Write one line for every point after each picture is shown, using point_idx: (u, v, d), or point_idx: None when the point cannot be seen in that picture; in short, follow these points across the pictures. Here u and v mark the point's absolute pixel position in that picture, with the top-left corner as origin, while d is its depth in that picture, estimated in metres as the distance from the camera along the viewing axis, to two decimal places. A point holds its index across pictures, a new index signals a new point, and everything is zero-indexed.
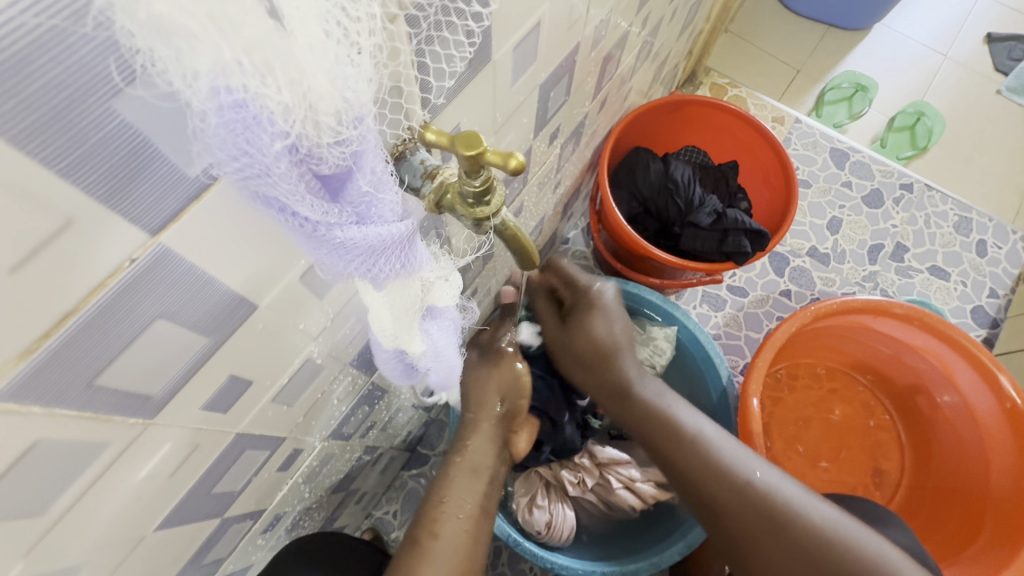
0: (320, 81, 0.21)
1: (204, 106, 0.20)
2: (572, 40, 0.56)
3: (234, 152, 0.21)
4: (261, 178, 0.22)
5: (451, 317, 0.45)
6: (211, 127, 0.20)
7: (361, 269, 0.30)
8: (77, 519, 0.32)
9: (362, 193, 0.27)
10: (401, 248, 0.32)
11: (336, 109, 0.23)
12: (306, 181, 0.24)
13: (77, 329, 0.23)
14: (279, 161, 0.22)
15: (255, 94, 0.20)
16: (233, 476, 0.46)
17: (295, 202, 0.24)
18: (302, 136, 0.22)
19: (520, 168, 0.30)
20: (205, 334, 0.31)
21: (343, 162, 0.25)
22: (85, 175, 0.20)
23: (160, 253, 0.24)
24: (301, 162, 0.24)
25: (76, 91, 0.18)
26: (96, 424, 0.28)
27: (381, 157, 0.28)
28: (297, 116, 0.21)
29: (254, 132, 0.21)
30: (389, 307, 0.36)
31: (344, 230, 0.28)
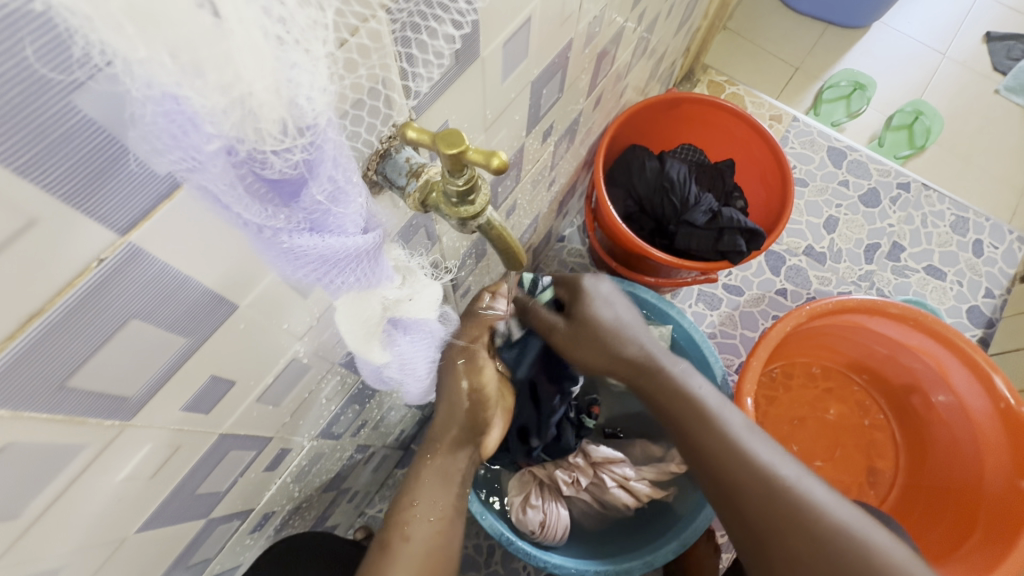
0: (260, 87, 0.20)
1: (143, 96, 0.19)
2: (564, 36, 0.56)
3: (171, 146, 0.21)
4: (195, 172, 0.22)
5: (427, 329, 0.46)
6: (150, 116, 0.20)
7: (312, 276, 0.30)
8: (52, 523, 0.31)
9: (317, 203, 0.27)
10: (358, 259, 0.32)
11: (279, 118, 0.22)
12: (248, 183, 0.24)
13: (45, 330, 0.23)
14: (214, 160, 0.22)
15: (186, 93, 0.19)
16: (217, 477, 0.45)
17: (237, 204, 0.24)
18: (241, 140, 0.22)
19: (503, 167, 0.29)
20: (184, 335, 0.30)
21: (293, 169, 0.24)
22: (48, 171, 0.19)
23: (131, 252, 0.24)
24: (243, 164, 0.23)
25: (32, 85, 0.17)
26: (70, 427, 0.27)
27: (342, 165, 0.27)
28: (229, 119, 0.21)
29: (189, 129, 0.21)
30: (347, 318, 0.37)
31: (294, 236, 0.27)
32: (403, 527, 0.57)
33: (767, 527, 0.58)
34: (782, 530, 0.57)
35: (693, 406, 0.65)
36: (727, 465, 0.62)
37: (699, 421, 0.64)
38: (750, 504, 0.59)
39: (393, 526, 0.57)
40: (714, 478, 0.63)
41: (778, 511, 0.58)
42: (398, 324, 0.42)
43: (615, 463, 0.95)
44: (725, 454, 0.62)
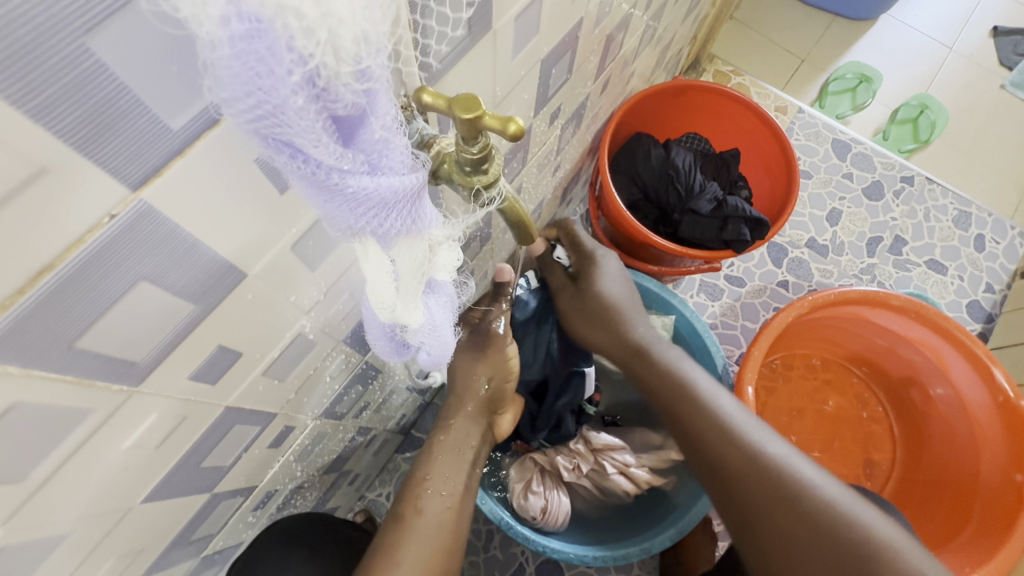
0: (341, 5, 0.21)
1: (214, 35, 0.19)
2: (575, 15, 0.55)
3: (247, 88, 0.20)
4: (277, 114, 0.21)
5: (447, 291, 0.45)
6: (223, 59, 0.19)
7: (372, 223, 0.29)
8: (62, 485, 0.31)
9: (375, 139, 0.26)
10: (408, 203, 0.31)
11: (356, 37, 0.22)
12: (324, 121, 0.23)
13: (55, 285, 0.22)
14: (296, 94, 0.21)
15: (274, 12, 0.19)
16: (222, 450, 0.45)
17: (312, 145, 0.23)
18: (321, 67, 0.21)
19: (520, 133, 0.29)
20: (192, 302, 0.30)
21: (359, 101, 0.24)
22: (58, 117, 0.19)
23: (141, 210, 0.23)
24: (317, 100, 0.22)
25: (45, 24, 0.17)
26: (78, 389, 0.27)
27: (391, 102, 0.26)
28: (317, 39, 0.20)
29: (270, 62, 0.20)
30: (396, 268, 0.35)
31: (359, 179, 0.26)
32: (416, 500, 0.57)
33: (765, 506, 0.60)
34: (775, 509, 0.59)
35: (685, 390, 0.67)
36: (722, 457, 0.63)
37: (696, 410, 0.66)
38: (751, 487, 0.61)
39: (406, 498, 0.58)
40: (707, 468, 0.65)
41: (772, 493, 0.60)
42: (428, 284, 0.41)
43: (615, 450, 0.95)
44: (717, 441, 0.64)
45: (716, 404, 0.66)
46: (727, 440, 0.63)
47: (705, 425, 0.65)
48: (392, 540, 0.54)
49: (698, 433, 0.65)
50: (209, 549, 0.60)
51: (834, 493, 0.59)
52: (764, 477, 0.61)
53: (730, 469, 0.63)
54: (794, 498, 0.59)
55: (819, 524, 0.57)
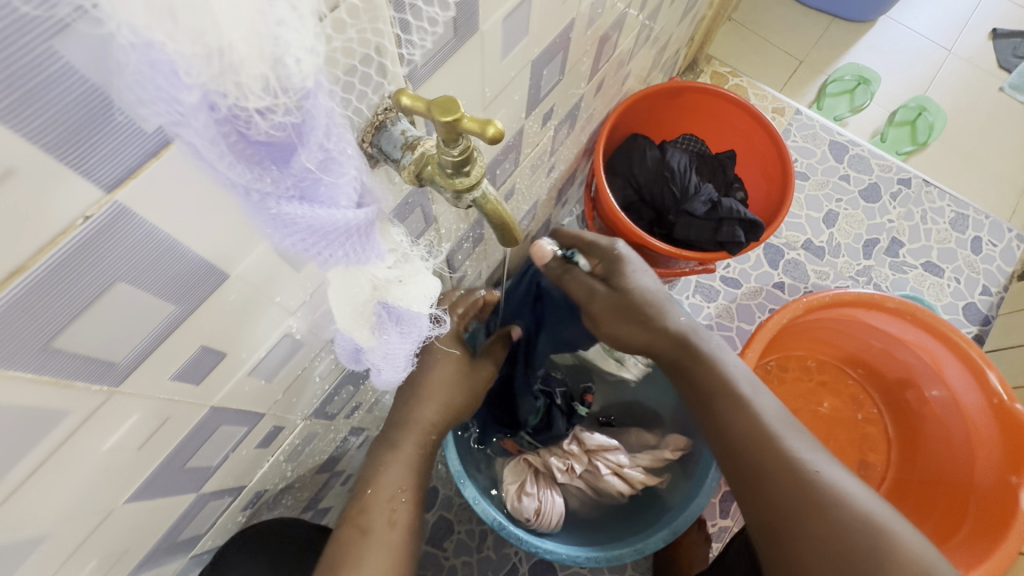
0: (239, 40, 0.19)
1: (128, 42, 0.18)
2: (566, 16, 0.55)
3: (153, 96, 0.20)
4: (180, 127, 0.21)
5: (417, 324, 0.44)
6: (133, 63, 0.19)
7: (302, 248, 0.29)
8: (39, 487, 0.31)
9: (305, 169, 0.26)
10: (349, 235, 0.31)
11: (263, 75, 0.21)
12: (233, 141, 0.23)
13: (28, 287, 0.22)
14: (196, 114, 0.21)
15: (166, 41, 0.18)
16: (208, 450, 0.45)
17: (223, 164, 0.23)
18: (222, 95, 0.20)
19: (498, 136, 0.29)
20: (172, 302, 0.30)
21: (280, 131, 0.23)
22: (29, 119, 0.19)
23: (117, 211, 0.23)
24: (226, 123, 0.22)
25: (10, 28, 0.17)
26: (56, 390, 0.27)
27: (334, 135, 0.26)
28: (209, 71, 0.19)
29: (171, 82, 0.20)
30: (336, 291, 0.37)
31: (281, 203, 0.26)
32: (388, 513, 0.55)
33: (795, 511, 0.56)
34: (806, 518, 0.55)
35: (726, 383, 0.64)
36: (754, 458, 0.60)
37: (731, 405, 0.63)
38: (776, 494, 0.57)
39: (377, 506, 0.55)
40: (738, 465, 0.61)
41: (803, 499, 0.56)
42: (384, 310, 0.41)
43: (609, 450, 0.95)
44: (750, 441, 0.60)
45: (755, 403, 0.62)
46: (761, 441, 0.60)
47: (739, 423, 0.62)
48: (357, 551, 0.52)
49: (733, 429, 0.62)
50: (199, 548, 0.60)
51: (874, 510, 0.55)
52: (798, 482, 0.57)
53: (760, 466, 0.59)
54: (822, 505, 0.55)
55: (851, 538, 0.53)
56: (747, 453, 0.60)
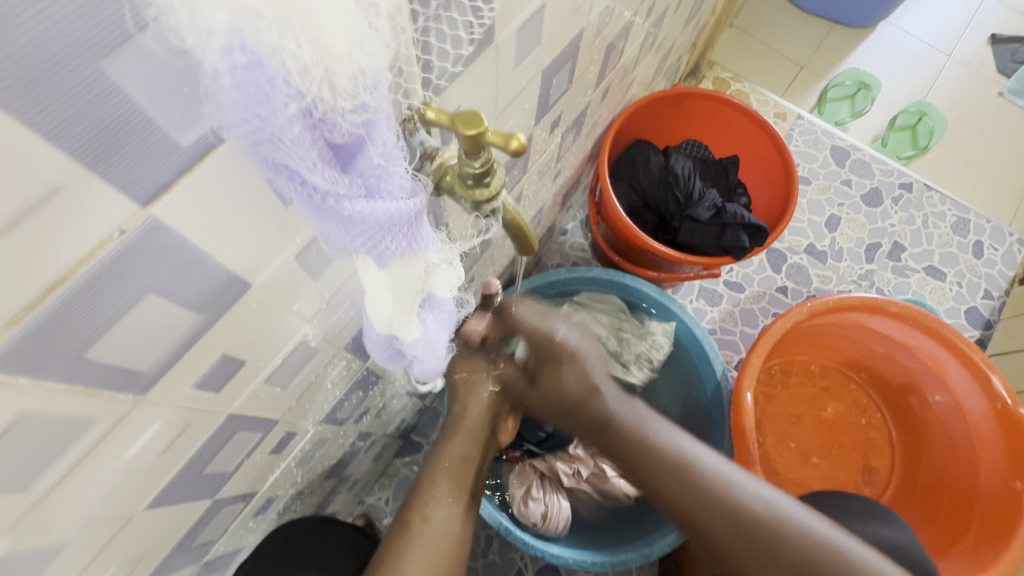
0: (339, 40, 0.21)
1: (217, 66, 0.19)
2: (576, 26, 0.56)
3: (245, 116, 0.20)
4: (274, 142, 0.22)
5: (448, 309, 0.45)
6: (224, 87, 0.19)
7: (367, 246, 0.29)
8: (67, 493, 0.31)
9: (373, 165, 0.27)
10: (407, 226, 0.31)
11: (354, 73, 0.22)
12: (319, 148, 0.24)
13: (63, 299, 0.23)
14: (292, 125, 0.21)
15: (274, 50, 0.19)
16: (224, 456, 0.45)
17: (309, 170, 0.23)
18: (318, 100, 0.22)
19: (521, 149, 0.30)
20: (197, 311, 0.30)
21: (357, 131, 0.24)
22: (71, 138, 0.19)
23: (150, 225, 0.24)
24: (314, 129, 0.23)
25: (62, 49, 0.17)
26: (85, 398, 0.27)
27: (392, 129, 0.27)
28: (314, 75, 0.21)
29: (268, 93, 0.20)
30: (389, 287, 0.36)
31: (354, 203, 0.26)
32: (422, 509, 0.58)
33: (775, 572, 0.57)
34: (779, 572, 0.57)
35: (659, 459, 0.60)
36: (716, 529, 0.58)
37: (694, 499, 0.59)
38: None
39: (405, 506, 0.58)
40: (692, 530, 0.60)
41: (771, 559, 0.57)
42: (427, 300, 0.42)
43: None
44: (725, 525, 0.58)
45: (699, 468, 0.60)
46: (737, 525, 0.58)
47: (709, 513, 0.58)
48: (396, 548, 0.55)
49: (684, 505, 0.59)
50: (210, 554, 0.60)
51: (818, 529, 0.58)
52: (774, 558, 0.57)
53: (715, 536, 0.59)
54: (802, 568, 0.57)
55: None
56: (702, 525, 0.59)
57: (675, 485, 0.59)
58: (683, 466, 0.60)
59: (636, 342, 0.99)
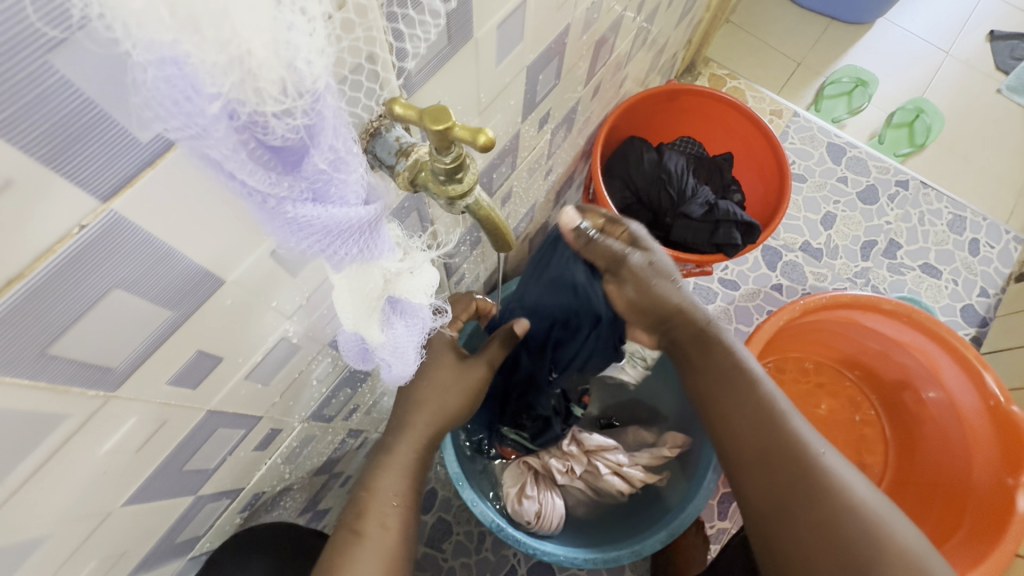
0: (259, 44, 0.20)
1: (144, 58, 0.19)
2: (562, 21, 0.55)
3: (172, 112, 0.20)
4: (199, 140, 0.21)
5: (422, 315, 0.45)
6: (150, 80, 0.19)
7: (316, 248, 0.29)
8: (37, 490, 0.31)
9: (319, 171, 0.26)
10: (359, 232, 0.31)
11: (280, 78, 0.21)
12: (252, 149, 0.23)
13: (23, 296, 0.23)
14: (217, 124, 0.21)
15: (187, 51, 0.19)
16: (206, 453, 0.45)
17: (240, 170, 0.23)
18: (241, 101, 0.21)
19: (489, 144, 0.29)
20: (169, 308, 0.30)
21: (294, 135, 0.24)
22: (25, 134, 0.19)
23: (111, 220, 0.24)
24: (244, 130, 0.22)
25: (7, 44, 0.17)
26: (52, 395, 0.27)
27: (343, 135, 0.26)
28: (231, 77, 0.20)
29: (189, 91, 0.20)
30: (347, 292, 0.36)
31: (297, 206, 0.26)
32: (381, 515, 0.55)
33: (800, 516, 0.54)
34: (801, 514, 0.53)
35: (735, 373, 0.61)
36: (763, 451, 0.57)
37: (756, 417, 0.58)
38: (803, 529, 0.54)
39: None
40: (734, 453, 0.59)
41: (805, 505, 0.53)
42: (393, 304, 0.42)
43: (608, 450, 0.95)
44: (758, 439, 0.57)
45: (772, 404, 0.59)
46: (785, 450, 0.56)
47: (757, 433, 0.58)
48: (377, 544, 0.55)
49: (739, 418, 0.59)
50: (198, 550, 0.61)
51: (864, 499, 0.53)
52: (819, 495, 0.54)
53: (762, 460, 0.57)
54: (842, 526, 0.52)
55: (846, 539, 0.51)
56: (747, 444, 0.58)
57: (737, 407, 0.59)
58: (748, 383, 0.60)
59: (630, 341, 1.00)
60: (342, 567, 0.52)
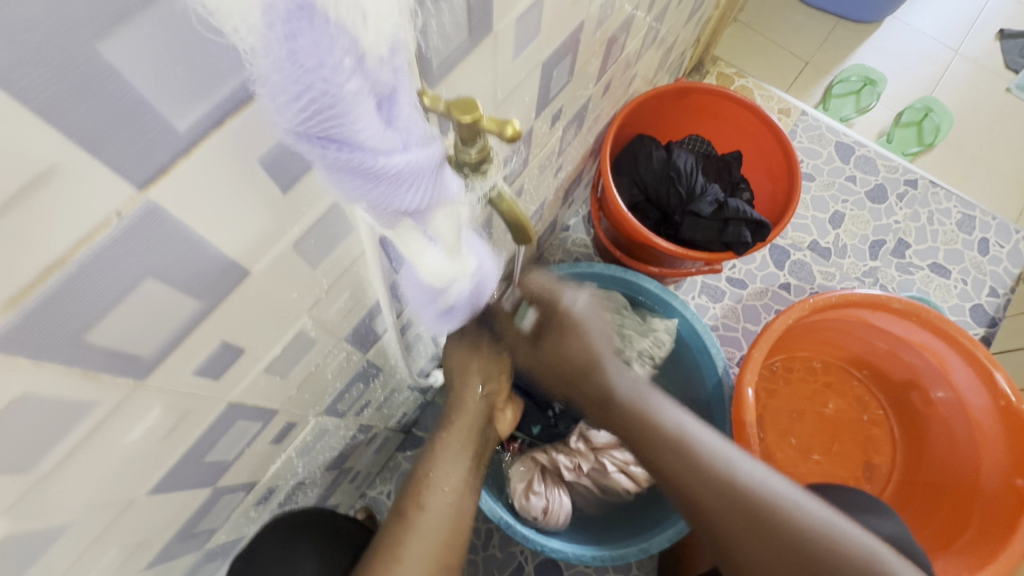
0: None
1: (260, 6, 0.18)
2: (576, 17, 0.55)
3: (298, 76, 0.20)
4: (327, 93, 0.21)
5: (456, 302, 0.44)
6: (276, 36, 0.19)
7: (412, 200, 0.28)
8: (67, 477, 0.32)
9: (406, 115, 0.26)
10: (440, 183, 0.31)
11: (383, 18, 0.22)
12: (368, 98, 0.22)
13: (62, 282, 0.23)
14: (344, 66, 0.21)
15: None
16: (225, 445, 0.46)
17: (359, 122, 0.23)
18: (359, 38, 0.21)
19: (516, 136, 0.31)
20: (197, 298, 0.31)
21: (392, 76, 0.23)
22: (68, 120, 0.19)
23: (148, 209, 0.24)
24: (363, 78, 0.22)
25: (57, 31, 0.17)
26: (85, 382, 0.28)
27: (411, 77, 0.26)
28: (355, 10, 0.20)
29: (318, 33, 0.19)
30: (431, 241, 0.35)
31: (396, 160, 0.26)
32: (418, 497, 0.58)
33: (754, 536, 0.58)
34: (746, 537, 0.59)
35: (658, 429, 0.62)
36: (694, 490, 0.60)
37: (689, 473, 0.60)
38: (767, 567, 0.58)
39: (410, 494, 0.59)
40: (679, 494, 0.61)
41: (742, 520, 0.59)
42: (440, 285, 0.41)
43: (615, 448, 0.95)
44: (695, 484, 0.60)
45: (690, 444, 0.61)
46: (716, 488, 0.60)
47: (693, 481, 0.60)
48: (395, 536, 0.56)
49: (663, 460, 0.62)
50: (212, 543, 0.61)
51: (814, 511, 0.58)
52: (769, 535, 0.58)
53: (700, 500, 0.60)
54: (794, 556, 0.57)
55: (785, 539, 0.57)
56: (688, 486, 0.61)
57: (666, 452, 0.61)
58: (686, 447, 0.61)
59: (639, 338, 0.98)
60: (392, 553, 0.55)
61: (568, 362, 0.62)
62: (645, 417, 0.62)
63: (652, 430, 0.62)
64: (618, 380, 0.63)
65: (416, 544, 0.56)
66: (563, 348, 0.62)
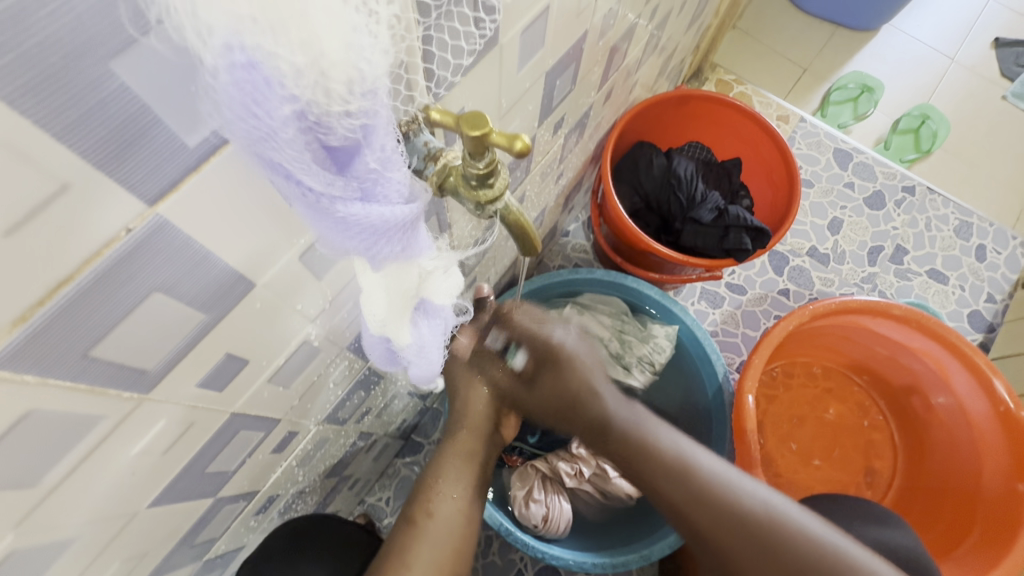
0: (333, 47, 0.21)
1: (216, 63, 0.19)
2: (580, 27, 0.56)
3: (240, 115, 0.21)
4: (267, 143, 0.22)
5: (444, 317, 0.44)
6: (222, 85, 0.20)
7: (361, 247, 0.29)
8: (71, 492, 0.31)
9: (369, 169, 0.26)
10: (403, 231, 0.31)
11: (349, 78, 0.22)
12: (314, 150, 0.24)
13: (70, 298, 0.23)
14: (285, 126, 0.22)
15: (268, 53, 0.20)
16: (227, 455, 0.45)
17: (302, 171, 0.24)
18: (312, 103, 0.22)
19: (525, 150, 0.31)
20: (203, 311, 0.30)
21: (352, 135, 0.24)
22: (81, 139, 0.19)
23: (157, 224, 0.24)
24: (309, 130, 0.23)
25: (73, 49, 0.17)
26: (91, 397, 0.28)
27: (393, 135, 0.26)
28: (308, 80, 0.21)
29: (262, 93, 0.20)
30: (385, 289, 0.36)
31: (348, 206, 0.27)
32: (427, 505, 0.58)
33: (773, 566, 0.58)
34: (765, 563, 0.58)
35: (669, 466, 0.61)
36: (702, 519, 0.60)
37: (692, 501, 0.60)
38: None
39: (413, 503, 0.59)
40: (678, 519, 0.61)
41: (758, 547, 0.58)
42: (421, 306, 0.41)
43: None
44: (708, 516, 0.60)
45: (697, 473, 0.61)
46: (728, 520, 0.59)
47: (700, 511, 0.60)
48: (398, 546, 0.56)
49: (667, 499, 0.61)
50: (212, 553, 0.60)
51: (821, 530, 0.59)
52: (775, 555, 0.58)
53: (710, 529, 0.60)
54: (804, 573, 0.57)
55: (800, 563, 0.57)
56: (694, 517, 0.60)
57: (672, 487, 0.61)
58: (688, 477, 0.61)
59: (638, 344, 0.98)
60: (400, 560, 0.54)
61: (564, 392, 0.62)
62: (646, 449, 0.62)
63: (655, 460, 0.62)
64: (616, 411, 0.63)
65: (421, 556, 0.55)
66: (557, 384, 0.62)
